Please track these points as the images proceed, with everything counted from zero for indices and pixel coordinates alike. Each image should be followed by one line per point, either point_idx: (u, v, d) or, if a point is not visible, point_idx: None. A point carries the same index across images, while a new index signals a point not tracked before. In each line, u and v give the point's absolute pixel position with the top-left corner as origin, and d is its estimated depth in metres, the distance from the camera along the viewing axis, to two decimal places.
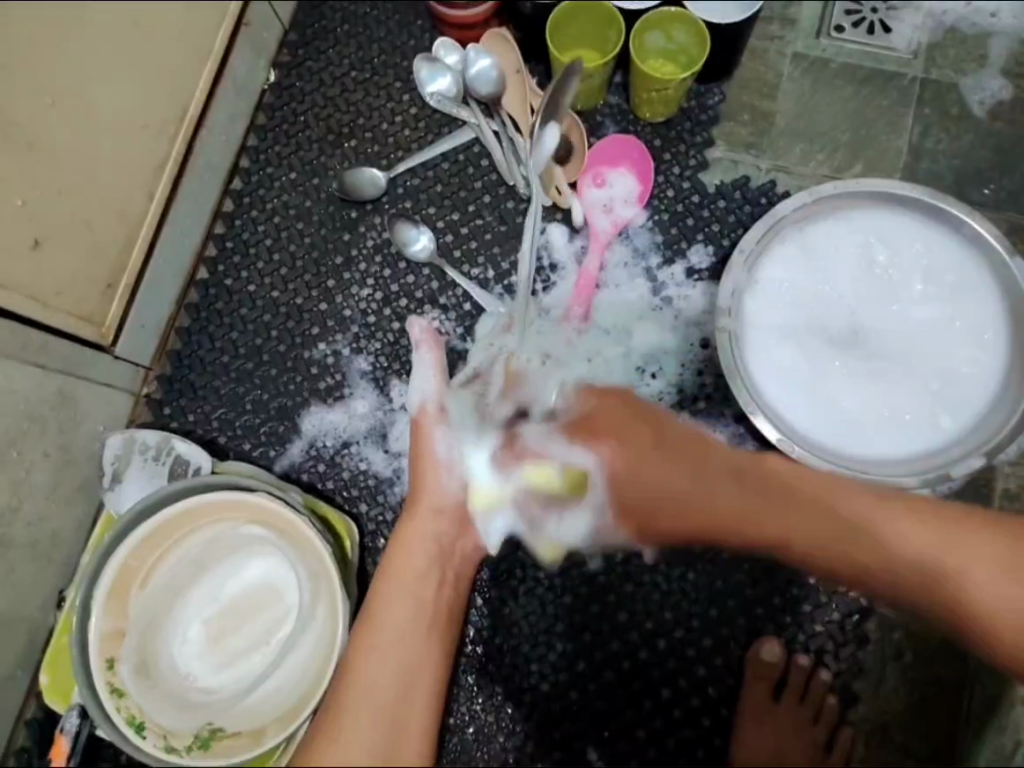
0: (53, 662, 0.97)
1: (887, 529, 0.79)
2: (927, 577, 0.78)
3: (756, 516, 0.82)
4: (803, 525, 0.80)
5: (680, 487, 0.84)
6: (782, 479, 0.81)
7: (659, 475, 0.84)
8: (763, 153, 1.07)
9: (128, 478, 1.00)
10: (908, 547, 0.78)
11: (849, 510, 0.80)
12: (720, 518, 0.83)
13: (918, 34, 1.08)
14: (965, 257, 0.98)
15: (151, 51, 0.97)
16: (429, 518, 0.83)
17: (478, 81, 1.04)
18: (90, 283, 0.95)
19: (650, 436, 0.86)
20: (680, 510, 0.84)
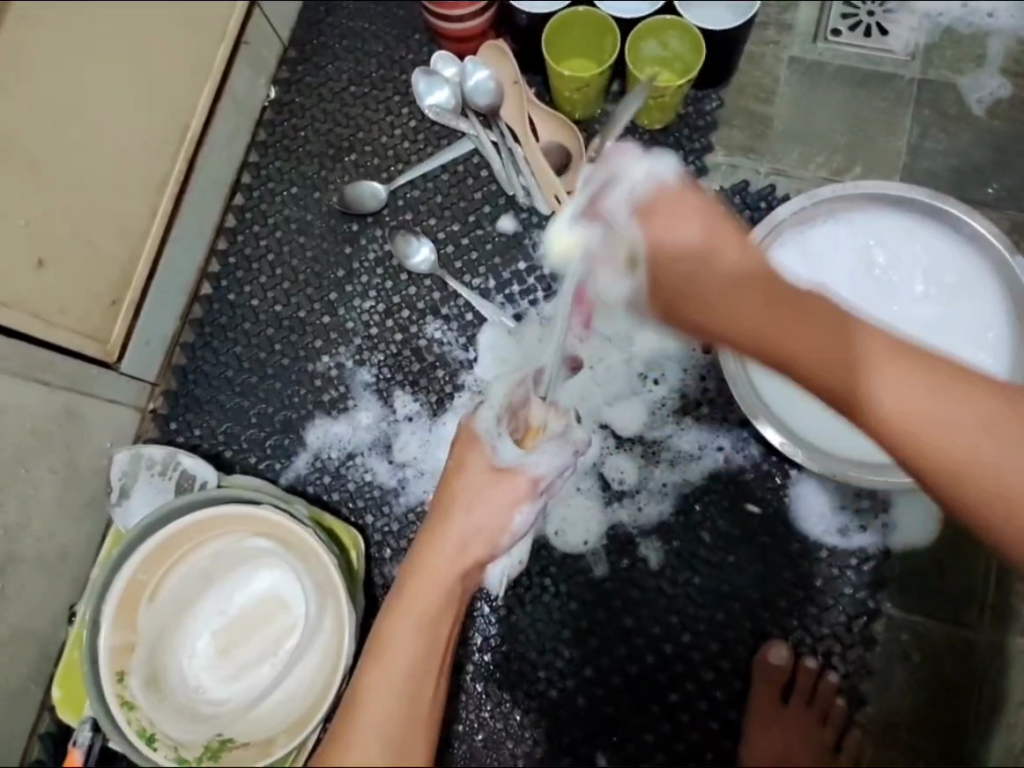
0: (64, 677, 0.98)
1: (898, 391, 0.59)
2: (955, 448, 0.59)
3: (780, 349, 0.60)
4: (814, 370, 0.60)
5: (717, 248, 0.60)
6: (825, 318, 0.60)
7: (682, 235, 0.60)
8: (761, 157, 1.07)
9: (135, 493, 1.01)
10: (931, 411, 0.59)
11: (875, 373, 0.59)
12: (768, 330, 0.59)
13: (915, 35, 1.07)
14: (963, 255, 0.97)
15: (152, 71, 0.99)
16: (461, 549, 0.79)
17: (478, 98, 1.05)
18: (94, 300, 0.96)
19: (700, 218, 0.60)
20: (712, 290, 0.60)
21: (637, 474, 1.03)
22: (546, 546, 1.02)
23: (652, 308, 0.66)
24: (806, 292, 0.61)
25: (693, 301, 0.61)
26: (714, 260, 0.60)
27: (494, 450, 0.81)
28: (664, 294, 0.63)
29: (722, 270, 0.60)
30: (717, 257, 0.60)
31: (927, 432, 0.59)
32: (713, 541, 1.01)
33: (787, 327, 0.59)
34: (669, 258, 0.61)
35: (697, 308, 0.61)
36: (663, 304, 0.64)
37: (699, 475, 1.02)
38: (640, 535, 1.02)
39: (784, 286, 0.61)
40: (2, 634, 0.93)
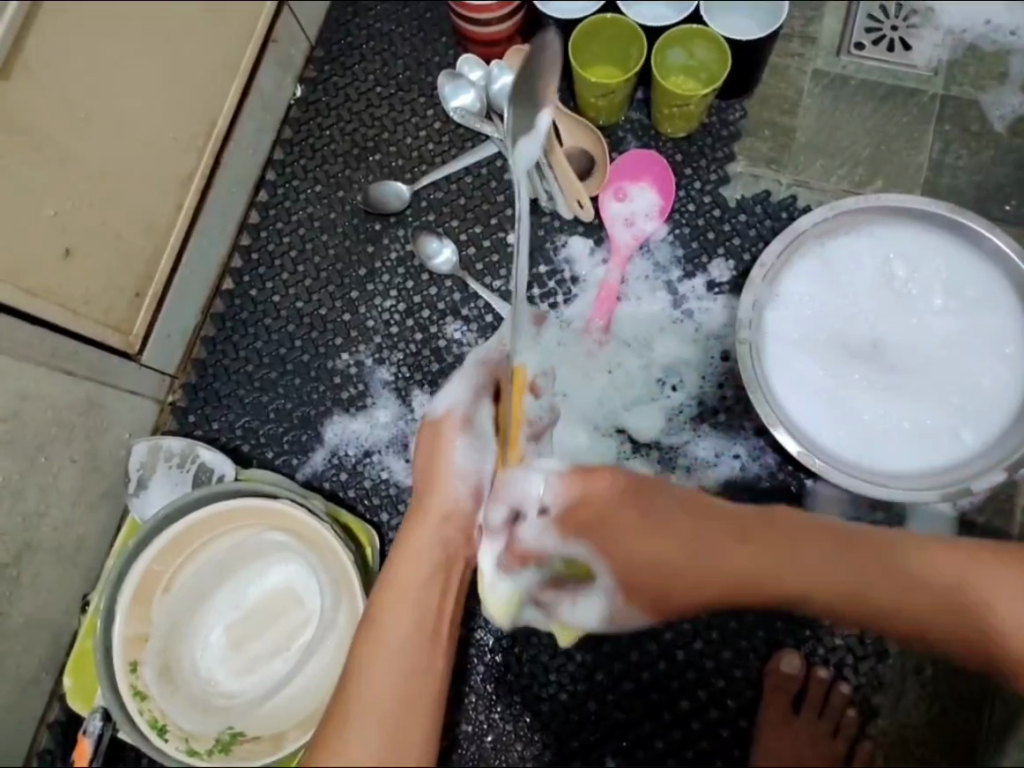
0: (76, 666, 0.98)
1: (922, 557, 0.80)
2: (913, 598, 0.80)
3: (725, 576, 0.82)
4: (816, 582, 0.81)
5: (773, 575, 0.82)
6: (777, 540, 0.82)
7: (656, 549, 0.82)
8: (784, 168, 1.08)
9: (154, 482, 1.02)
10: (858, 577, 0.81)
11: (844, 564, 0.81)
12: (712, 572, 0.82)
13: (939, 51, 1.08)
14: (984, 270, 0.98)
15: (182, 67, 1.01)
16: (439, 526, 0.83)
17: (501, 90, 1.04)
18: (118, 291, 0.98)
19: (677, 512, 0.84)
20: (691, 583, 0.83)
21: None
22: None
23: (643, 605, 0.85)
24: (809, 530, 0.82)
25: (667, 594, 0.84)
26: (726, 568, 0.82)
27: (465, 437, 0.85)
28: (649, 588, 0.83)
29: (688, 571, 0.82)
30: (732, 562, 0.82)
31: (854, 586, 0.81)
32: None
33: (784, 565, 0.81)
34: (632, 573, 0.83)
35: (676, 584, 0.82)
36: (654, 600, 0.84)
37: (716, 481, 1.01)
38: None
39: (722, 515, 0.83)
40: (16, 621, 0.94)
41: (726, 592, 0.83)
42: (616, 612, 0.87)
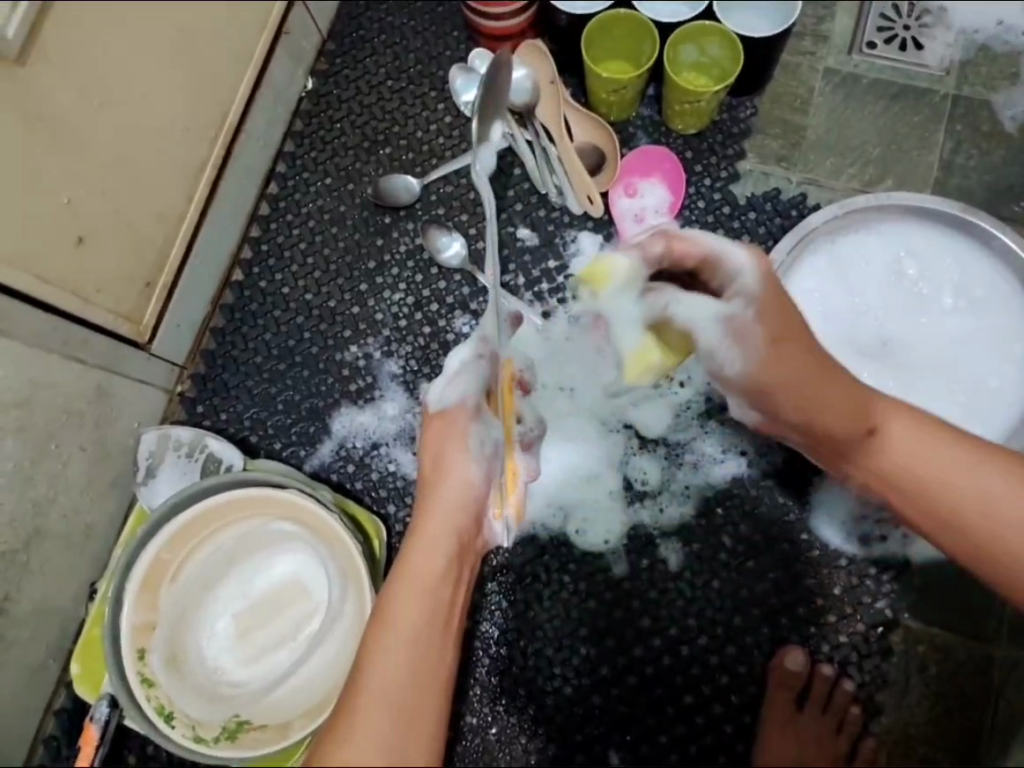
0: (83, 653, 0.99)
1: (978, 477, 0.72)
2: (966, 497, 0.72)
3: (820, 417, 0.75)
4: (894, 471, 0.75)
5: (867, 423, 0.75)
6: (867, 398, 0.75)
7: (789, 367, 0.74)
8: (794, 165, 1.08)
9: (162, 472, 1.02)
10: (921, 457, 0.74)
11: (919, 441, 0.74)
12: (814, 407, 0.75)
13: (951, 51, 1.08)
14: (994, 270, 0.98)
15: (195, 58, 1.01)
16: (452, 513, 0.81)
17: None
18: (129, 281, 0.98)
19: (808, 351, 0.75)
20: (812, 395, 0.75)
21: (660, 476, 1.03)
22: (566, 543, 1.03)
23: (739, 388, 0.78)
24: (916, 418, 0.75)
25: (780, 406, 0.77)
26: (842, 387, 0.75)
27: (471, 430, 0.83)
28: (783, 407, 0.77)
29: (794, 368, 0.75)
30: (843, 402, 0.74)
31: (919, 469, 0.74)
32: (733, 546, 1.01)
33: (884, 414, 0.75)
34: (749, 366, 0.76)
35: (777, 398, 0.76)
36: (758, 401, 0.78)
37: (722, 478, 1.03)
38: (660, 535, 1.02)
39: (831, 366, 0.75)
40: (25, 607, 0.95)
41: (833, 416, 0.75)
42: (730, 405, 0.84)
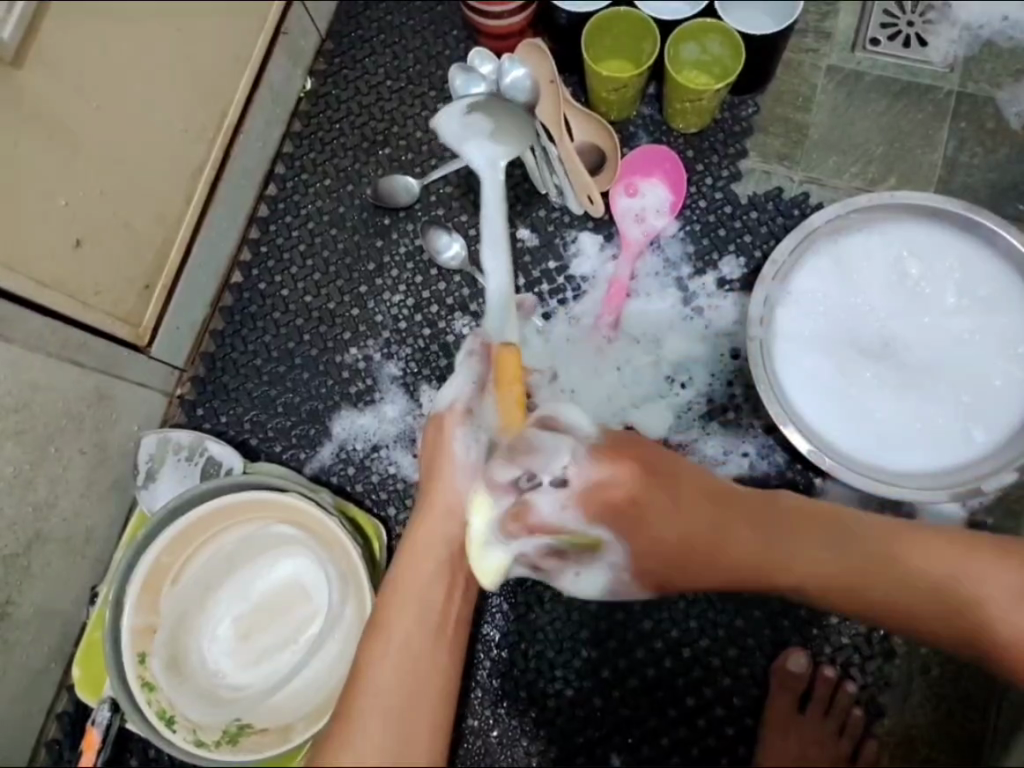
0: (85, 656, 0.99)
1: (918, 556, 0.79)
2: (930, 584, 0.79)
3: (739, 569, 0.82)
4: (828, 585, 0.81)
5: (774, 552, 0.81)
6: (806, 526, 0.82)
7: (672, 520, 0.82)
8: (796, 164, 1.07)
9: (162, 475, 1.02)
10: (854, 559, 0.80)
11: (854, 553, 0.80)
12: (742, 556, 0.82)
13: (955, 47, 1.07)
14: (998, 269, 0.97)
15: (193, 59, 1.01)
16: (445, 523, 0.81)
17: (468, 139, 0.97)
18: (127, 283, 0.98)
19: (690, 496, 0.83)
20: (704, 552, 0.82)
21: None
22: None
23: (642, 579, 0.86)
24: (824, 514, 0.82)
25: (692, 569, 0.83)
26: (741, 542, 0.82)
27: (463, 443, 0.83)
28: (662, 569, 0.84)
29: (707, 527, 0.82)
30: (749, 544, 0.82)
31: (850, 576, 0.80)
32: None
33: (782, 544, 0.81)
34: (651, 539, 0.82)
35: (710, 559, 0.82)
36: (663, 574, 0.84)
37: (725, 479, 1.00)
38: None
39: (758, 504, 0.83)
40: (26, 611, 0.95)
41: (748, 561, 0.82)
42: (618, 584, 0.87)
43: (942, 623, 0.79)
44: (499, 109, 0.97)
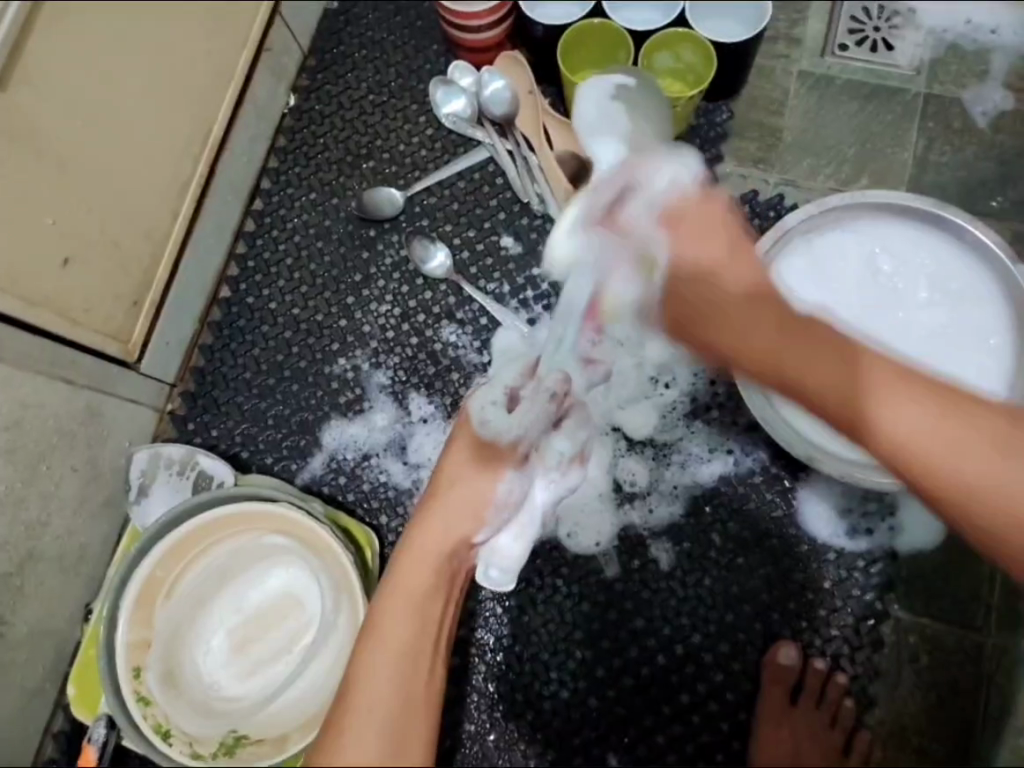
0: (80, 675, 0.99)
1: (886, 400, 0.66)
2: (896, 434, 0.65)
3: (729, 313, 0.67)
4: (836, 396, 0.66)
5: (773, 354, 0.67)
6: (816, 332, 0.68)
7: (712, 268, 0.67)
8: (771, 167, 1.09)
9: (155, 490, 1.03)
10: (911, 424, 0.65)
11: (855, 379, 0.66)
12: (745, 339, 0.68)
13: (921, 51, 1.10)
14: (968, 264, 0.99)
15: (179, 79, 1.02)
16: (443, 528, 0.75)
17: (597, 135, 0.83)
18: (116, 300, 0.99)
19: (727, 236, 0.67)
20: (726, 316, 0.68)
21: (648, 475, 1.04)
22: (559, 547, 1.03)
23: (674, 325, 0.72)
24: (820, 325, 0.68)
25: (705, 328, 0.69)
26: (765, 328, 0.67)
27: (501, 486, 0.77)
28: (687, 310, 0.69)
29: (760, 332, 0.67)
30: (769, 318, 0.67)
31: (852, 411, 0.66)
32: (723, 544, 1.02)
33: (800, 340, 0.67)
34: (683, 270, 0.67)
35: (720, 317, 0.68)
36: (688, 319, 0.70)
37: (710, 477, 1.04)
38: (651, 536, 1.03)
39: (796, 319, 0.68)
40: (19, 631, 0.95)
41: (757, 349, 0.68)
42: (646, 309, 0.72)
43: (910, 473, 0.67)
44: (635, 103, 0.87)
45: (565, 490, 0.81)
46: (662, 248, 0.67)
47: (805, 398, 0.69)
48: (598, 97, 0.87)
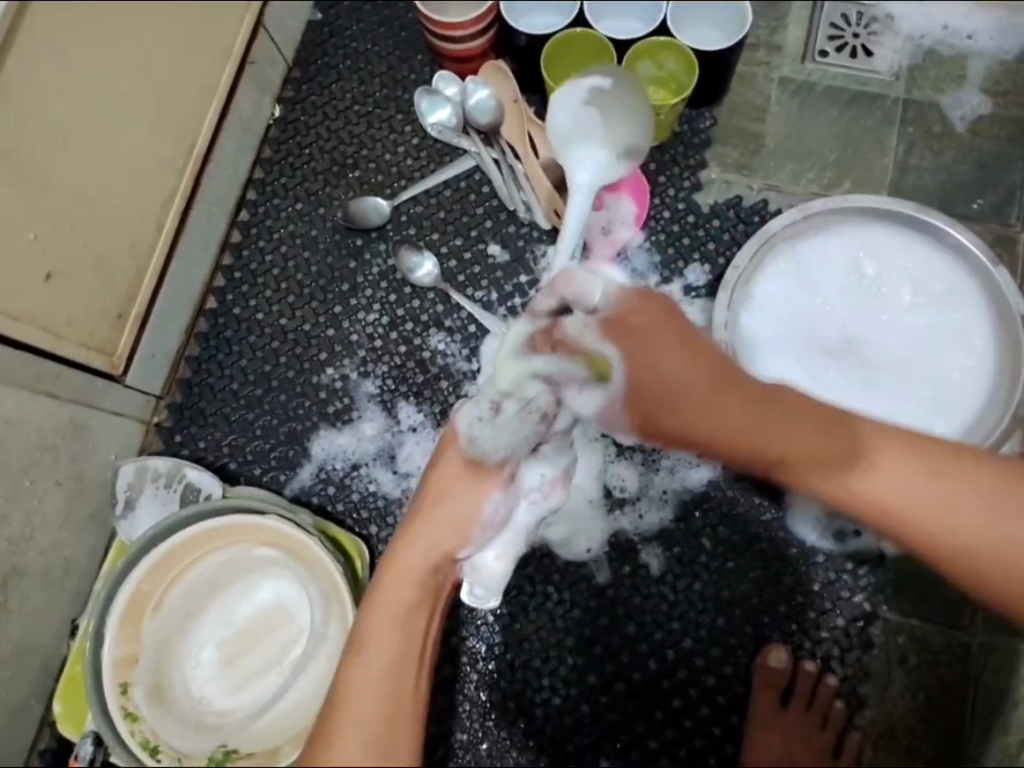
0: (66, 693, 0.98)
1: (868, 469, 0.68)
2: (882, 494, 0.68)
3: (708, 405, 0.67)
4: (814, 455, 0.67)
5: (767, 446, 0.67)
6: (805, 415, 0.68)
7: (654, 356, 0.68)
8: (754, 173, 1.10)
9: (142, 503, 1.03)
10: (899, 483, 0.67)
11: (835, 443, 0.67)
12: (725, 432, 0.68)
13: (899, 57, 1.12)
14: (950, 266, 1.00)
15: (162, 91, 1.02)
16: (431, 540, 0.72)
17: (574, 153, 0.90)
18: (101, 313, 0.98)
19: (677, 344, 0.68)
20: (699, 403, 0.67)
21: (638, 481, 1.04)
22: (550, 554, 1.03)
23: (638, 424, 0.72)
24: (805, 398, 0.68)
25: (677, 421, 0.69)
26: (738, 419, 0.67)
27: (487, 499, 0.74)
28: (653, 399, 0.69)
29: (738, 425, 0.67)
30: (730, 400, 0.67)
31: (827, 473, 0.68)
32: (713, 548, 1.02)
33: (781, 418, 0.67)
34: (647, 380, 0.68)
35: (682, 411, 0.68)
36: (652, 412, 0.70)
37: (699, 482, 1.04)
38: (641, 541, 1.03)
39: (769, 392, 0.68)
40: (4, 649, 0.94)
41: (732, 431, 0.67)
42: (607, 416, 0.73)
43: (896, 531, 0.69)
44: (611, 102, 0.91)
45: (547, 510, 0.80)
46: (614, 352, 0.69)
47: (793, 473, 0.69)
48: (573, 105, 0.93)
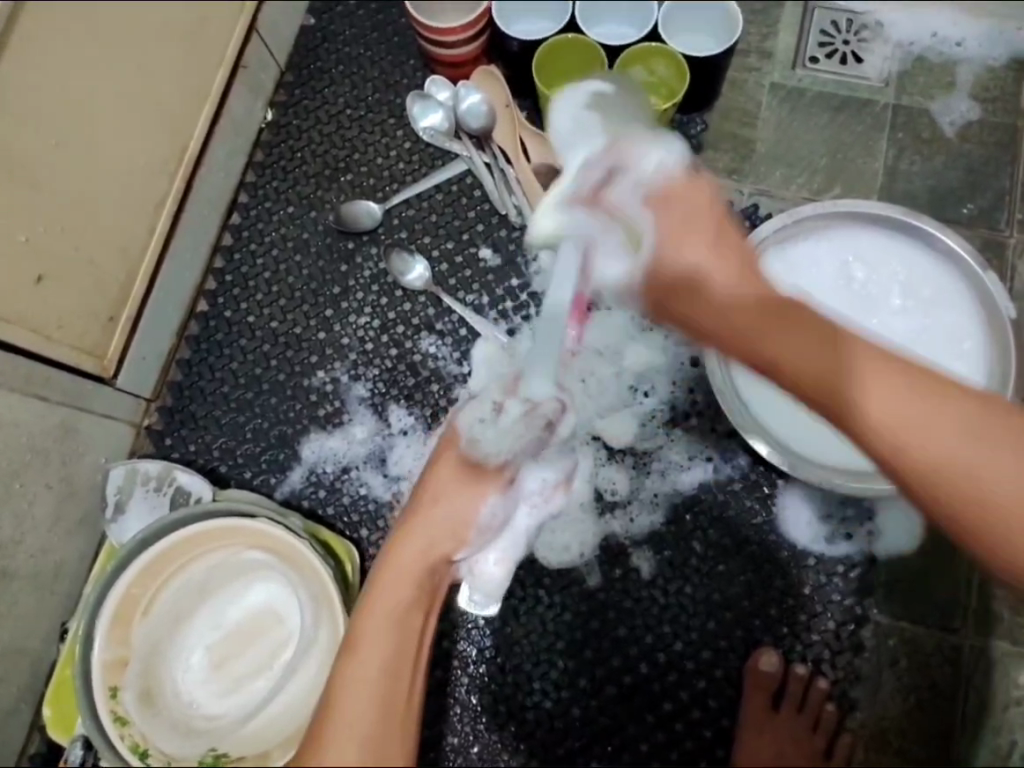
0: (55, 696, 0.97)
1: (870, 382, 0.59)
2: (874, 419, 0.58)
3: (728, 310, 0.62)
4: (788, 363, 0.61)
5: (745, 335, 0.62)
6: (797, 319, 0.61)
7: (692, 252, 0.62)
8: (744, 178, 1.11)
9: (131, 506, 1.02)
10: (903, 408, 0.58)
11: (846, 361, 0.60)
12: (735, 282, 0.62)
13: (889, 63, 1.12)
14: (939, 270, 1.01)
15: (155, 94, 1.02)
16: (429, 542, 0.73)
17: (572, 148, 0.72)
18: (91, 315, 0.98)
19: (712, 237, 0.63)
20: (690, 279, 0.63)
21: (629, 484, 1.04)
22: (540, 558, 1.03)
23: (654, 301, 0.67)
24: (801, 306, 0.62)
25: (684, 304, 0.65)
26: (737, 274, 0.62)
27: (485, 503, 0.75)
28: (664, 286, 0.65)
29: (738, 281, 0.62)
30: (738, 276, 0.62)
31: (817, 387, 0.61)
32: (703, 551, 1.02)
33: (779, 321, 0.61)
34: (667, 261, 0.63)
35: (693, 291, 0.63)
36: (663, 294, 0.65)
37: (689, 485, 1.04)
38: (631, 545, 1.03)
39: (787, 303, 0.62)
40: None
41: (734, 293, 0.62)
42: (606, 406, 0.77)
43: (925, 485, 0.59)
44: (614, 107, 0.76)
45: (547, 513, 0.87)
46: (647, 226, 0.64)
47: (795, 386, 0.63)
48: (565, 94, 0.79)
